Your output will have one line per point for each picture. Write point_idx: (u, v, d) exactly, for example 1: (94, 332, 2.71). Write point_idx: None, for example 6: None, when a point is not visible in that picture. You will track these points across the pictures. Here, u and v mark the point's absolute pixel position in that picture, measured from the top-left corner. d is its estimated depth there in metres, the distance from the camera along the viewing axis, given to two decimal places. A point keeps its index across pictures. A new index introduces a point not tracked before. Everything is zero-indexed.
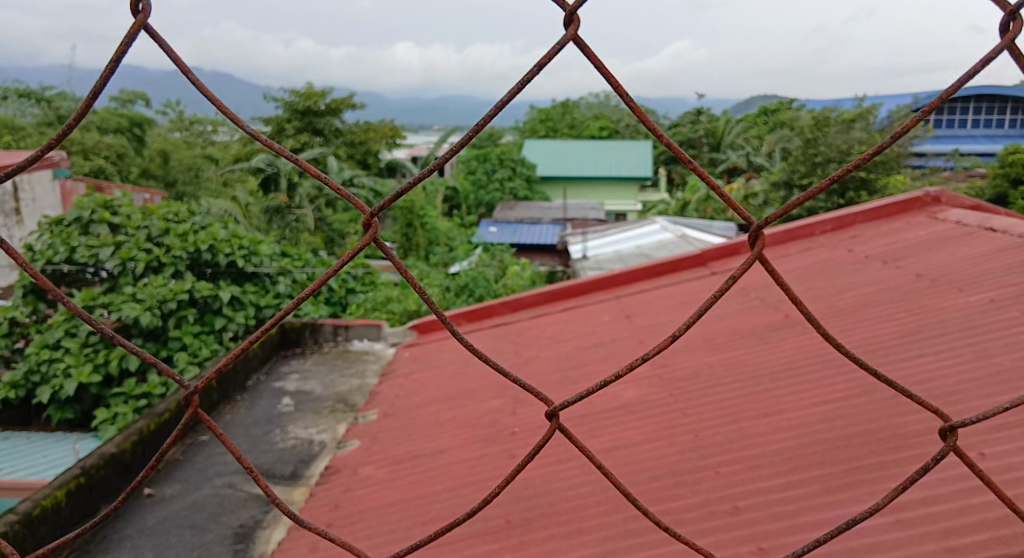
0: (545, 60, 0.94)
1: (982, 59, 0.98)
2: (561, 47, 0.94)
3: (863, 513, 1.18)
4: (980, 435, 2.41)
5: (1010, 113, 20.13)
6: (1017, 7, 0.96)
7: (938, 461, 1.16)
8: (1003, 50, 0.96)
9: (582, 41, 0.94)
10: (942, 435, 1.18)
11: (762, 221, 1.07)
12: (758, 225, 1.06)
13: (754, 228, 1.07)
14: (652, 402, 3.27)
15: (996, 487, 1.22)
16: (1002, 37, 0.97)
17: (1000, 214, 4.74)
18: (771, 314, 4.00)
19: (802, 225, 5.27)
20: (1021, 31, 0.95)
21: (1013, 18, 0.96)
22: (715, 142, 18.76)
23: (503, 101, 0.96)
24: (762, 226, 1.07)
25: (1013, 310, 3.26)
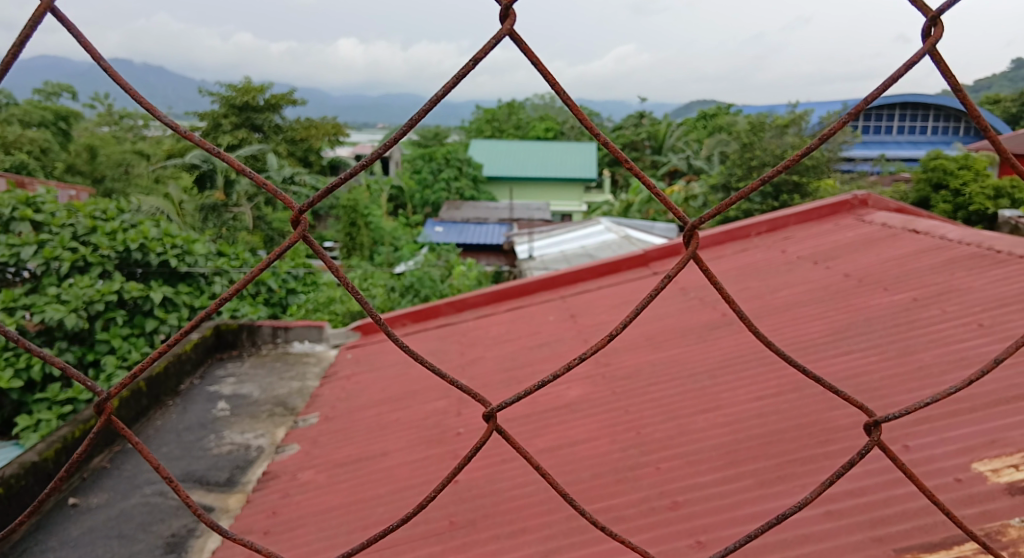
0: (480, 55, 0.93)
1: (906, 63, 1.02)
2: (497, 42, 0.93)
3: (793, 507, 1.20)
4: (904, 428, 2.52)
5: (932, 121, 21.11)
6: (939, 13, 0.99)
7: (863, 454, 1.19)
8: (925, 56, 1.00)
9: (518, 36, 0.93)
10: (866, 430, 1.21)
11: (695, 221, 1.09)
12: (694, 223, 1.08)
13: (688, 229, 1.09)
14: (595, 400, 3.30)
15: (918, 481, 1.26)
16: (923, 43, 1.01)
17: (924, 217, 4.95)
18: (709, 313, 4.09)
19: (739, 225, 5.37)
20: (941, 38, 0.99)
21: (934, 24, 1.00)
22: (657, 145, 19.08)
23: (438, 95, 0.95)
24: (695, 226, 1.09)
25: (934, 308, 3.41)
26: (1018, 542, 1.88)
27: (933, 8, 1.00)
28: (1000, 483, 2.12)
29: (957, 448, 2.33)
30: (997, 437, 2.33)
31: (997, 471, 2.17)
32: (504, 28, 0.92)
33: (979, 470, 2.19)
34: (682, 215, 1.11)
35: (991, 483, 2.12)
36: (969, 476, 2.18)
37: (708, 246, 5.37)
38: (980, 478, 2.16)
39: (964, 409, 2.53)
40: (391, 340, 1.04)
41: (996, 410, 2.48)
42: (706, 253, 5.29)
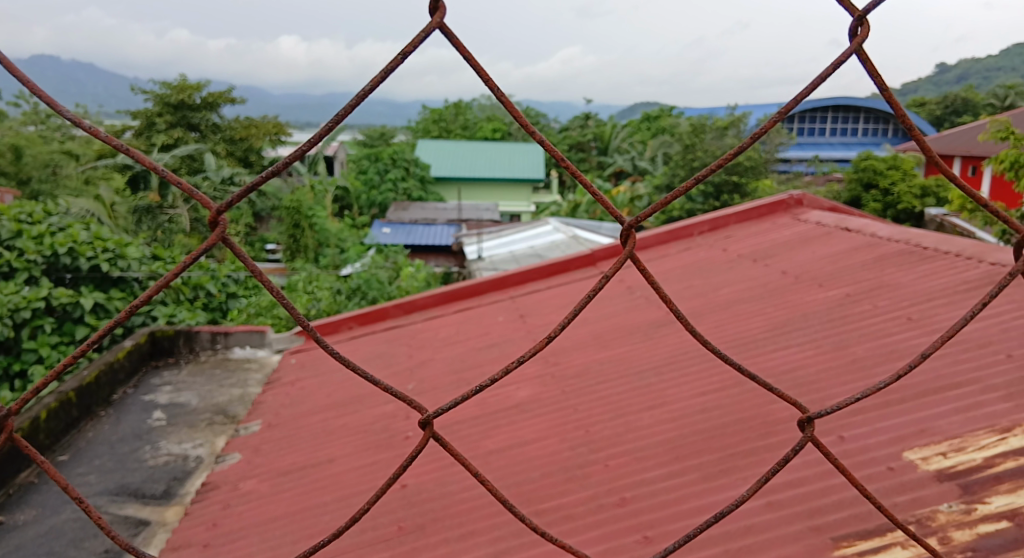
0: (408, 49, 0.87)
1: (834, 62, 1.03)
2: (425, 36, 0.87)
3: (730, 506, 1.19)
4: (839, 420, 2.60)
5: (862, 123, 21.93)
6: (865, 12, 1.01)
7: (796, 451, 1.20)
8: (851, 55, 1.01)
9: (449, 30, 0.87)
10: (800, 426, 1.22)
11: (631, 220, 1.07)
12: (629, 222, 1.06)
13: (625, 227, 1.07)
14: (544, 400, 3.31)
15: (858, 482, 1.25)
16: (850, 43, 1.02)
17: (856, 216, 5.12)
18: (654, 312, 4.14)
19: (681, 225, 5.46)
20: (866, 37, 1.01)
21: (861, 23, 1.01)
22: (602, 147, 19.31)
23: (364, 91, 0.89)
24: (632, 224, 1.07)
25: (866, 303, 3.53)
26: (947, 527, 1.95)
27: (859, 7, 1.01)
28: (929, 471, 2.20)
29: (889, 438, 2.42)
30: (927, 426, 2.42)
31: (927, 459, 2.26)
32: (433, 21, 0.86)
33: (910, 458, 2.28)
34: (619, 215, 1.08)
35: (921, 471, 2.20)
36: (900, 464, 2.26)
37: (652, 246, 5.44)
38: (911, 466, 2.24)
39: (895, 399, 2.63)
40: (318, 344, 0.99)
41: (925, 400, 2.59)
42: (651, 253, 5.36)
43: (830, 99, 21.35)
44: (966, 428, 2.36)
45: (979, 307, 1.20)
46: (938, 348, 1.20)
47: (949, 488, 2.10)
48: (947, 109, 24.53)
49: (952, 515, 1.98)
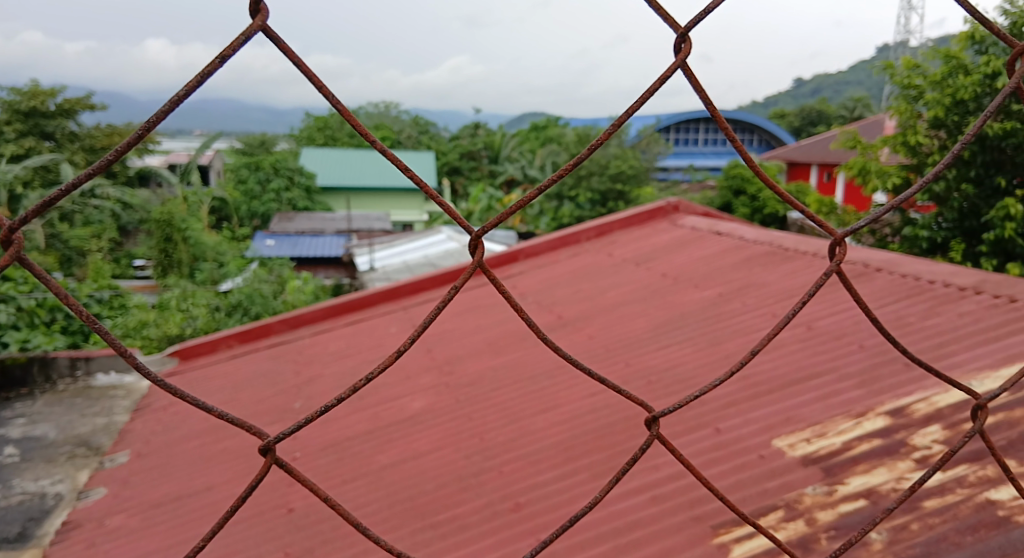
0: (227, 53, 0.71)
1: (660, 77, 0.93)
2: (246, 39, 0.73)
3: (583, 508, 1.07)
4: (717, 412, 2.73)
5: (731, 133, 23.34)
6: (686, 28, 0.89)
7: (644, 450, 1.08)
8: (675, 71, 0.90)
9: (274, 34, 0.73)
10: (645, 425, 1.06)
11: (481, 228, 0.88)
12: (478, 231, 0.88)
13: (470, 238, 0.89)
14: (438, 410, 3.29)
15: (707, 479, 1.13)
16: (674, 58, 0.91)
17: (727, 220, 5.44)
18: (545, 316, 4.20)
19: (570, 232, 5.55)
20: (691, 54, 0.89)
21: (682, 40, 0.89)
22: (493, 155, 19.43)
23: (177, 100, 0.74)
24: (481, 234, 0.89)
25: (737, 301, 3.74)
26: (812, 508, 2.08)
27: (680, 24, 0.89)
28: (796, 456, 2.35)
29: (760, 427, 2.56)
30: (792, 415, 2.59)
31: (793, 445, 2.41)
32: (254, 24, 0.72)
33: (778, 445, 2.42)
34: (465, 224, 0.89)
35: (788, 457, 2.35)
36: (770, 452, 2.40)
37: (541, 253, 5.48)
38: (779, 453, 2.38)
39: (763, 391, 2.80)
40: (138, 373, 0.79)
41: (790, 390, 2.77)
42: (541, 259, 5.43)
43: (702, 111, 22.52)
44: (827, 415, 2.54)
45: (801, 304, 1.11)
46: (765, 344, 1.11)
47: (813, 472, 2.25)
48: (806, 120, 26.52)
49: (816, 497, 2.12)
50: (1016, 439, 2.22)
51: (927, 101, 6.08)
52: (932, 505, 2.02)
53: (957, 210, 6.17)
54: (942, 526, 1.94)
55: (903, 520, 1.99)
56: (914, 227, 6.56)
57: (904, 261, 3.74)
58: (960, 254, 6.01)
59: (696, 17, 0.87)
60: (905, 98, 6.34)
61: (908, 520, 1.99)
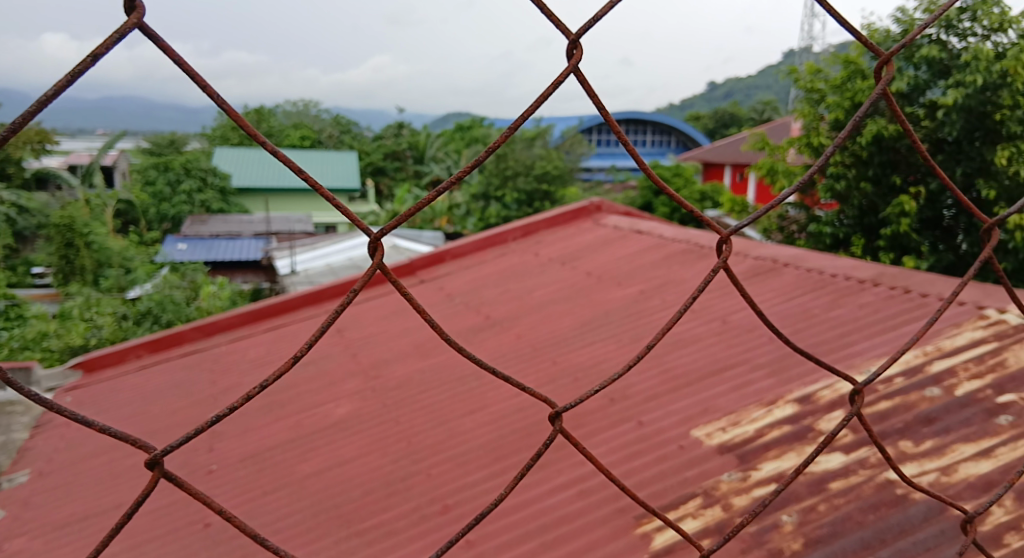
0: (101, 52, 0.65)
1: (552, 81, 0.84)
2: (124, 38, 0.66)
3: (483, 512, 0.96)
4: (640, 405, 2.79)
5: (650, 135, 23.95)
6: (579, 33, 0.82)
7: (546, 447, 0.96)
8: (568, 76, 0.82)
9: (152, 31, 0.66)
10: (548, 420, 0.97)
11: (380, 230, 0.79)
12: (378, 232, 0.78)
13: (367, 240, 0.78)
14: (363, 415, 3.24)
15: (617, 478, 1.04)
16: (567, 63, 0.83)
17: (648, 219, 5.57)
18: (472, 317, 4.20)
19: (496, 231, 5.57)
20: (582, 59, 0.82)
21: (574, 45, 0.82)
22: (417, 155, 19.26)
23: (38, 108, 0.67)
24: (380, 237, 0.79)
25: (657, 298, 3.84)
26: (728, 494, 2.16)
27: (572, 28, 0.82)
28: (712, 445, 2.43)
29: (679, 419, 2.64)
30: (709, 405, 2.67)
31: (710, 434, 2.49)
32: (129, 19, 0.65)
33: (696, 435, 2.50)
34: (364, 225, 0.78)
35: (706, 446, 2.43)
36: (689, 442, 2.47)
37: (469, 253, 5.47)
38: (698, 442, 2.46)
39: (683, 383, 2.88)
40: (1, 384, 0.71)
41: (707, 382, 2.86)
42: (468, 259, 5.42)
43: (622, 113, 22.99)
44: (741, 404, 2.64)
45: (685, 305, 1.00)
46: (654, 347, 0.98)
47: (729, 459, 2.33)
48: (720, 122, 27.47)
49: (732, 483, 2.20)
50: (911, 421, 2.37)
51: (828, 105, 6.38)
52: (837, 486, 2.13)
53: (857, 208, 6.49)
54: (847, 506, 2.04)
55: (811, 501, 2.09)
56: (819, 224, 6.96)
57: (809, 256, 3.92)
58: (860, 249, 6.36)
59: (587, 23, 0.80)
60: (809, 101, 6.65)
61: (815, 502, 2.08)
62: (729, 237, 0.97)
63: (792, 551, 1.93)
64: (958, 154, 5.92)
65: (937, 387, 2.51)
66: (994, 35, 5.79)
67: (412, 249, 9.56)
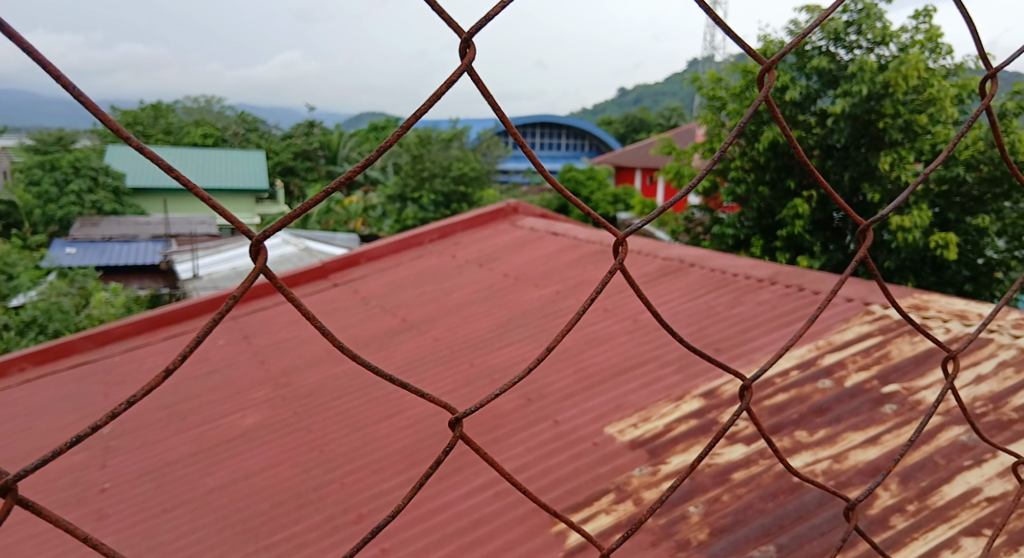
0: None
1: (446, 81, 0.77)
2: None
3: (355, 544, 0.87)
4: (556, 403, 2.82)
5: (565, 138, 24.31)
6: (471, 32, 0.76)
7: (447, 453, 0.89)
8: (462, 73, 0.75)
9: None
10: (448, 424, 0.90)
11: (261, 231, 0.71)
12: (260, 234, 0.70)
13: (248, 242, 0.70)
14: (273, 425, 3.15)
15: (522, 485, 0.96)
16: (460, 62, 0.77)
17: (562, 221, 5.66)
18: (388, 320, 4.15)
19: (412, 233, 5.52)
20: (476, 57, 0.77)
21: (467, 45, 0.77)
22: (330, 155, 18.88)
23: None
24: (262, 239, 0.71)
25: (572, 298, 3.90)
26: (638, 489, 2.22)
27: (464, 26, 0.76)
28: (624, 441, 2.48)
29: (593, 416, 2.69)
30: (621, 403, 2.74)
31: (623, 431, 2.55)
32: None
33: (609, 432, 2.55)
34: (244, 226, 0.70)
35: (618, 441, 2.48)
36: (602, 439, 2.52)
37: (385, 256, 5.41)
38: (610, 439, 2.51)
39: (597, 382, 2.94)
40: None
41: (619, 379, 2.93)
42: (383, 262, 5.35)
43: (537, 116, 23.21)
44: (651, 400, 2.72)
45: (583, 308, 0.93)
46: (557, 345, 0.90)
47: (639, 454, 2.39)
48: (632, 126, 28.16)
49: (642, 478, 2.27)
50: (806, 412, 2.49)
51: (729, 112, 6.66)
52: (739, 476, 2.22)
53: (756, 210, 6.81)
54: (749, 495, 2.13)
55: (716, 492, 2.17)
56: (722, 225, 7.24)
57: (713, 256, 4.07)
58: (759, 249, 6.67)
59: (479, 22, 0.76)
60: (711, 108, 6.96)
61: (720, 492, 2.16)
62: (621, 241, 0.95)
63: (699, 541, 2.00)
64: (846, 159, 6.35)
65: (829, 378, 2.66)
66: (877, 48, 6.18)
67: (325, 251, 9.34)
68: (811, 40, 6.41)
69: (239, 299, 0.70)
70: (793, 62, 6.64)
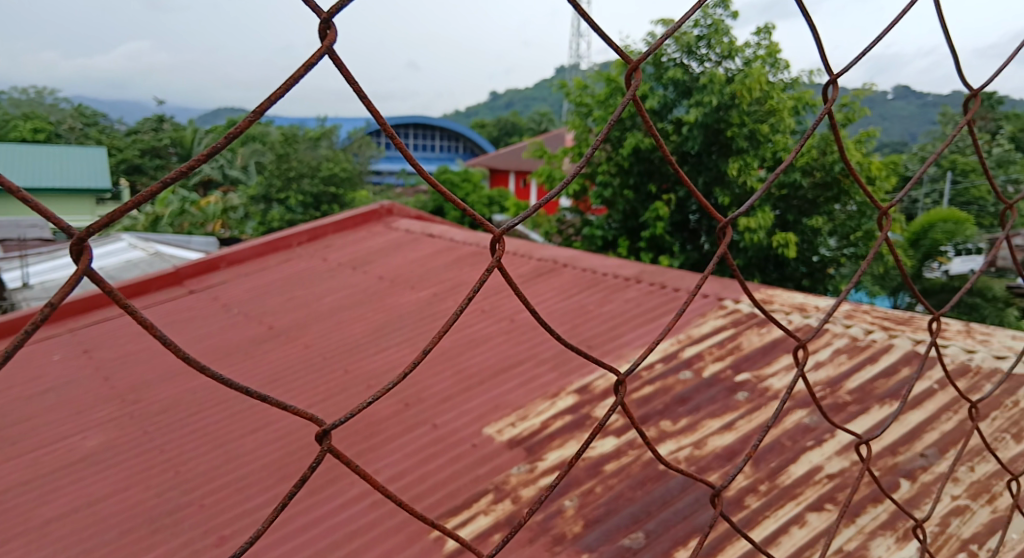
0: None
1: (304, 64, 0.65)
2: None
3: None
4: (433, 407, 2.83)
5: (439, 139, 24.28)
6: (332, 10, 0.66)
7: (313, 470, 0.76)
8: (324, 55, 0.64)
9: None
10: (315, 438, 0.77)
11: (86, 227, 0.60)
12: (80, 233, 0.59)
13: (69, 241, 0.60)
14: (123, 445, 2.97)
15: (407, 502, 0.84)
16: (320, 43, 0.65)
17: (438, 223, 5.67)
18: (253, 328, 4.00)
19: (279, 236, 5.37)
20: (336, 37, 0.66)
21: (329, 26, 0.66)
22: (184, 153, 17.86)
23: None
24: (88, 236, 0.60)
25: (449, 300, 3.92)
26: (516, 487, 2.27)
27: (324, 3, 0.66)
28: (503, 440, 2.54)
29: (470, 418, 2.72)
30: (499, 403, 2.79)
31: (500, 430, 2.60)
32: None
33: (488, 432, 2.59)
34: (64, 223, 0.60)
35: (496, 441, 2.53)
36: (480, 440, 2.55)
37: (249, 259, 5.23)
38: (489, 439, 2.55)
39: (475, 383, 2.98)
40: None
41: (497, 379, 2.98)
42: (247, 266, 5.16)
43: (411, 117, 23.07)
44: (528, 398, 2.79)
45: (461, 311, 0.83)
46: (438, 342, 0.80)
47: (517, 452, 2.46)
48: (506, 128, 28.52)
49: (520, 476, 2.33)
50: (669, 402, 2.64)
51: (595, 119, 6.92)
52: (611, 468, 2.32)
53: (622, 212, 7.12)
54: (619, 485, 2.24)
55: (589, 484, 2.26)
56: (591, 227, 7.47)
57: (584, 257, 4.22)
58: (626, 249, 6.98)
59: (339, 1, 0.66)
60: (578, 114, 7.19)
61: (593, 484, 2.26)
62: (500, 236, 0.86)
63: (573, 533, 2.07)
64: (700, 165, 6.75)
65: (690, 370, 2.83)
66: (725, 62, 6.62)
67: (178, 253, 8.78)
68: (667, 51, 6.77)
69: (52, 312, 0.59)
70: (652, 72, 6.99)
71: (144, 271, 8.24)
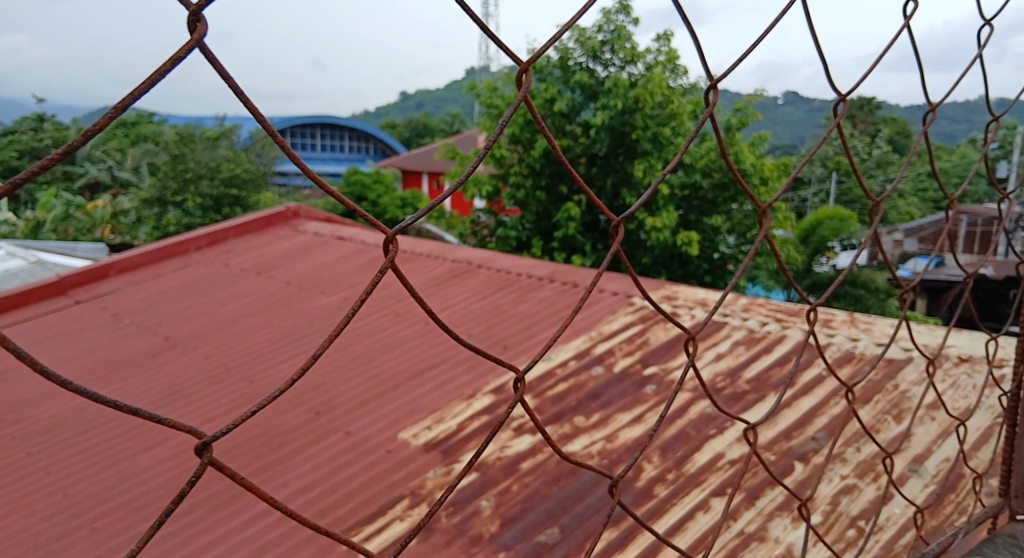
0: None
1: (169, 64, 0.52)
2: None
3: None
4: (346, 414, 2.81)
5: (348, 140, 23.95)
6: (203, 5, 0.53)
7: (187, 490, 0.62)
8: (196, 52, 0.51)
9: None
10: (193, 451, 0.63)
11: None
12: None
13: None
14: (4, 469, 2.80)
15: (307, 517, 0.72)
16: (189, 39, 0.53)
17: (347, 225, 5.62)
18: (149, 339, 3.84)
19: (174, 241, 5.18)
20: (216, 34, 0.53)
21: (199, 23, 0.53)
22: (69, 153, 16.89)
23: None
24: None
25: (360, 304, 3.89)
26: (432, 491, 2.29)
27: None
28: (418, 444, 2.55)
29: (385, 423, 2.71)
30: (415, 406, 2.80)
31: (416, 434, 2.61)
32: None
33: (403, 437, 2.60)
34: None
35: (412, 445, 2.55)
36: (396, 445, 2.55)
37: (141, 265, 5.03)
38: (405, 443, 2.56)
39: (390, 387, 2.97)
40: None
41: (413, 382, 2.99)
42: (140, 273, 4.95)
43: (318, 117, 22.61)
44: (444, 401, 2.81)
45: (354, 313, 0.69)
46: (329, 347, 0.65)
47: (433, 456, 2.47)
48: (416, 130, 28.35)
49: (436, 479, 2.35)
50: (582, 398, 2.72)
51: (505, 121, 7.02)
52: (526, 466, 2.38)
53: (535, 213, 7.25)
54: (534, 483, 2.29)
55: (505, 483, 2.30)
56: (505, 228, 7.53)
57: (498, 258, 4.28)
58: (539, 249, 7.08)
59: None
60: (489, 116, 7.25)
61: (509, 483, 2.30)
62: (395, 238, 0.71)
63: (490, 533, 2.10)
64: (607, 167, 6.93)
65: (601, 365, 2.92)
66: (628, 66, 6.82)
67: (63, 260, 8.29)
68: (572, 56, 6.93)
69: None
70: (558, 76, 7.14)
71: (25, 281, 7.76)
